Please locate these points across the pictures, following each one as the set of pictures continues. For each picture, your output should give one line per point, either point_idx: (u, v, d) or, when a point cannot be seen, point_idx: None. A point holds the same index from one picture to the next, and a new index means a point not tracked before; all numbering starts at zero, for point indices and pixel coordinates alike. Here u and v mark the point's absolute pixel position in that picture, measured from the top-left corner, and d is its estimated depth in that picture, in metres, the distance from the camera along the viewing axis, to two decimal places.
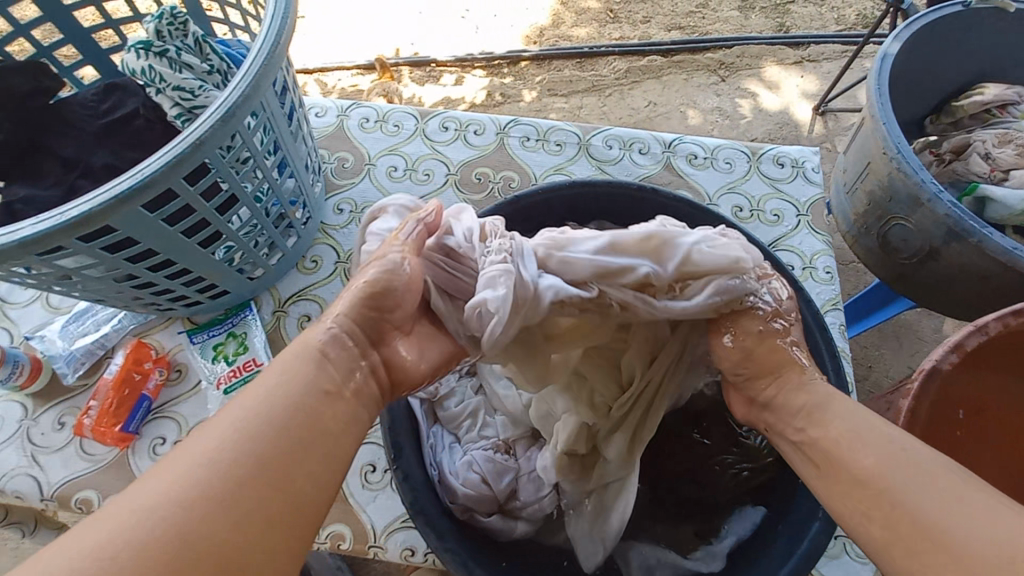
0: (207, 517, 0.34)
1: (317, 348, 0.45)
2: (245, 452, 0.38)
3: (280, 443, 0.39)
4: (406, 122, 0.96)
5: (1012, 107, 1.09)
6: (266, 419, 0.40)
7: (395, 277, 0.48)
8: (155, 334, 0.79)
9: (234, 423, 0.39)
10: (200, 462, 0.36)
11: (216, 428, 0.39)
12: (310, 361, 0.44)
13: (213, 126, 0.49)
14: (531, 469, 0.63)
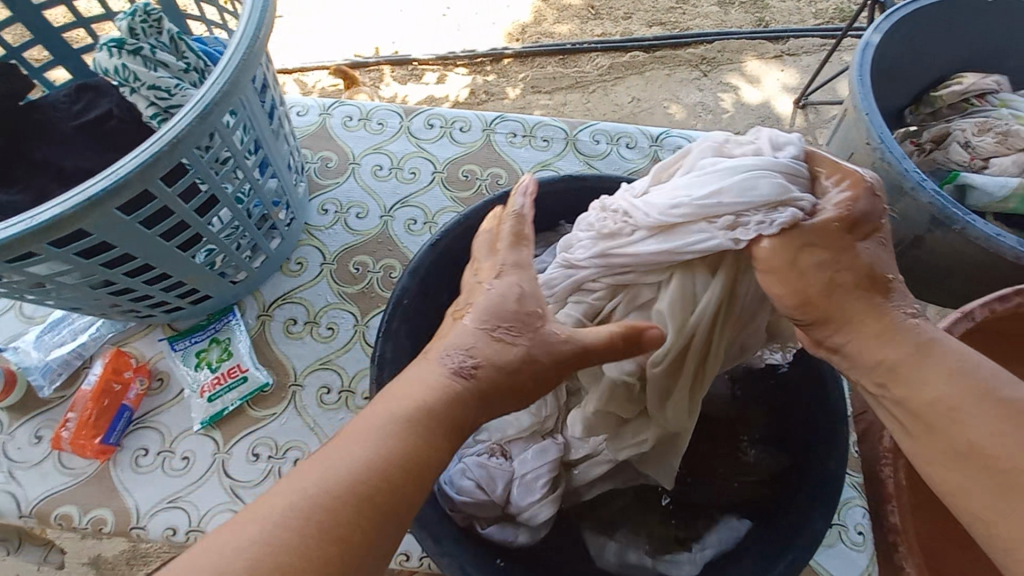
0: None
1: (425, 406, 0.41)
2: (339, 518, 0.34)
3: (375, 515, 0.36)
4: (390, 120, 0.94)
5: (990, 96, 1.11)
6: (376, 460, 0.37)
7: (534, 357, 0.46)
8: (135, 342, 0.76)
9: (330, 481, 0.36)
10: (290, 522, 0.33)
11: (333, 448, 0.38)
12: (420, 430, 0.40)
13: (190, 123, 0.47)
14: (524, 472, 0.60)
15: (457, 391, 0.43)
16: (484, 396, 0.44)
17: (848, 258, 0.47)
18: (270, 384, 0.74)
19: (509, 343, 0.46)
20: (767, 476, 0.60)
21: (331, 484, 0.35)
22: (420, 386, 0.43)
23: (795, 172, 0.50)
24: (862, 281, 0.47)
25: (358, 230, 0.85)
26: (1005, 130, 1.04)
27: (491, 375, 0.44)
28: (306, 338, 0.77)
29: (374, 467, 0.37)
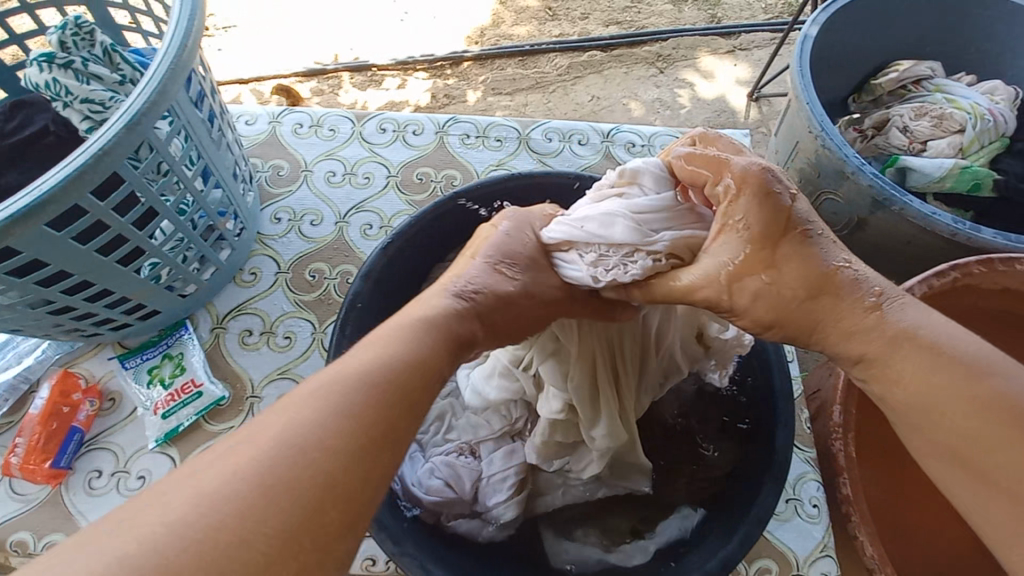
0: (335, 479, 0.32)
1: (435, 322, 0.43)
2: (369, 411, 0.35)
3: (400, 408, 0.37)
4: (342, 126, 0.94)
5: (925, 82, 1.16)
6: (353, 399, 0.35)
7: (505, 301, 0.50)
8: (84, 362, 0.74)
9: (355, 380, 0.36)
10: (322, 417, 0.34)
11: (296, 401, 0.34)
12: (433, 340, 0.42)
13: (118, 135, 0.47)
14: (489, 474, 0.61)
15: (463, 313, 0.46)
16: (486, 325, 0.48)
17: (779, 265, 0.43)
18: (227, 398, 0.72)
19: (487, 290, 0.48)
20: (722, 473, 0.61)
21: (357, 384, 0.36)
22: (425, 308, 0.45)
23: (659, 211, 0.51)
24: (799, 290, 0.43)
25: (312, 237, 0.84)
26: (940, 113, 1.09)
27: (490, 305, 0.48)
28: (263, 349, 0.76)
29: (393, 367, 0.38)
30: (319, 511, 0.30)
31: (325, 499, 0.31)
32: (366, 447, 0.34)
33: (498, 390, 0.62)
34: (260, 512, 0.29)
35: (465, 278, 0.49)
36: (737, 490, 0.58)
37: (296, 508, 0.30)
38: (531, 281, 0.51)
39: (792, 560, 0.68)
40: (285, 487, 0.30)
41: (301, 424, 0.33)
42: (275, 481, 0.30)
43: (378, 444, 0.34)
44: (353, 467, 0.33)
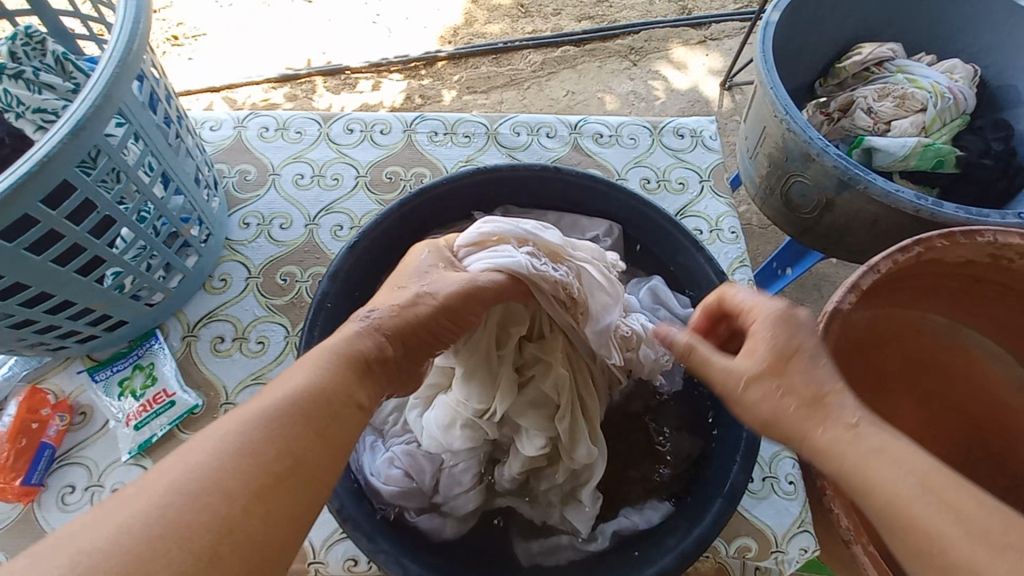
0: (234, 515, 0.32)
1: (336, 348, 0.44)
2: (268, 444, 0.36)
3: (303, 437, 0.38)
4: (308, 128, 0.93)
5: (888, 63, 1.17)
6: (253, 438, 0.36)
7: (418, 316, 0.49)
8: (53, 377, 0.73)
9: (251, 418, 0.37)
10: (216, 458, 0.34)
11: (192, 447, 0.35)
12: (337, 366, 0.43)
13: (62, 142, 0.46)
14: (452, 464, 0.60)
15: (368, 334, 0.47)
16: (396, 341, 0.48)
17: (789, 371, 0.42)
18: (200, 405, 0.72)
19: (396, 311, 0.49)
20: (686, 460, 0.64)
21: (252, 421, 0.37)
22: (329, 339, 0.46)
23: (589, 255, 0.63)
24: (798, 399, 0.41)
25: (282, 241, 0.83)
26: (902, 93, 1.10)
27: (396, 322, 0.48)
28: (235, 355, 0.75)
29: (292, 398, 0.39)
30: (221, 547, 0.31)
31: (228, 533, 0.32)
32: (269, 475, 0.35)
33: (463, 439, 0.59)
34: (157, 551, 0.30)
35: (370, 308, 0.49)
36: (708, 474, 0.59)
37: (197, 547, 0.30)
38: (435, 284, 0.52)
39: (770, 537, 0.69)
40: (180, 530, 0.31)
41: (196, 469, 0.33)
42: (171, 524, 0.31)
43: (280, 475, 0.35)
44: (256, 502, 0.34)
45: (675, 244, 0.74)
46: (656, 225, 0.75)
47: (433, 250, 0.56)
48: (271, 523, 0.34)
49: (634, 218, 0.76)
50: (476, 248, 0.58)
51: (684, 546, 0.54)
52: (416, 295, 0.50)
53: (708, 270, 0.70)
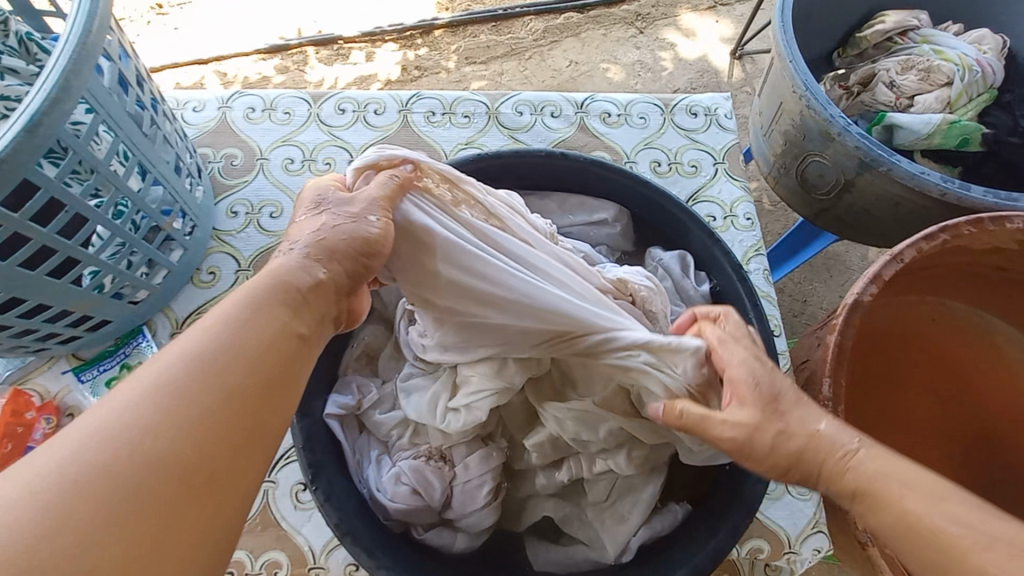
0: (177, 454, 0.31)
1: (266, 280, 0.40)
2: (204, 381, 0.34)
3: (244, 371, 0.36)
4: (297, 108, 0.87)
5: (912, 33, 1.10)
6: (187, 377, 0.34)
7: (349, 241, 0.44)
8: (37, 377, 0.70)
9: (179, 356, 0.34)
10: (139, 399, 0.32)
11: (125, 390, 0.32)
12: (272, 297, 0.39)
13: (16, 140, 0.42)
14: (465, 481, 0.58)
15: (301, 264, 0.42)
16: (329, 268, 0.43)
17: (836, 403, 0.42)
18: None
19: (307, 238, 0.44)
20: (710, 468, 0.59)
21: (181, 357, 0.34)
22: (257, 274, 0.41)
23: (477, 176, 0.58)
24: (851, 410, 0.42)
25: (273, 230, 0.79)
26: (927, 66, 1.03)
27: (325, 245, 0.44)
28: None
29: (222, 332, 0.36)
30: (158, 504, 0.30)
31: (159, 483, 0.30)
32: (210, 414, 0.33)
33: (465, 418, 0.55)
34: (88, 518, 0.28)
35: (290, 239, 0.44)
36: (723, 485, 0.57)
37: (130, 488, 0.29)
38: (343, 211, 0.46)
39: (784, 539, 0.67)
40: (110, 486, 0.29)
41: (114, 411, 0.31)
42: (100, 485, 0.29)
43: (218, 415, 0.33)
44: (194, 437, 0.32)
45: (686, 232, 0.70)
46: (670, 215, 0.70)
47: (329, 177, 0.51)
48: (217, 465, 0.33)
49: (649, 208, 0.72)
50: (359, 176, 0.49)
51: (700, 560, 0.52)
52: (326, 217, 0.45)
53: (724, 262, 0.66)
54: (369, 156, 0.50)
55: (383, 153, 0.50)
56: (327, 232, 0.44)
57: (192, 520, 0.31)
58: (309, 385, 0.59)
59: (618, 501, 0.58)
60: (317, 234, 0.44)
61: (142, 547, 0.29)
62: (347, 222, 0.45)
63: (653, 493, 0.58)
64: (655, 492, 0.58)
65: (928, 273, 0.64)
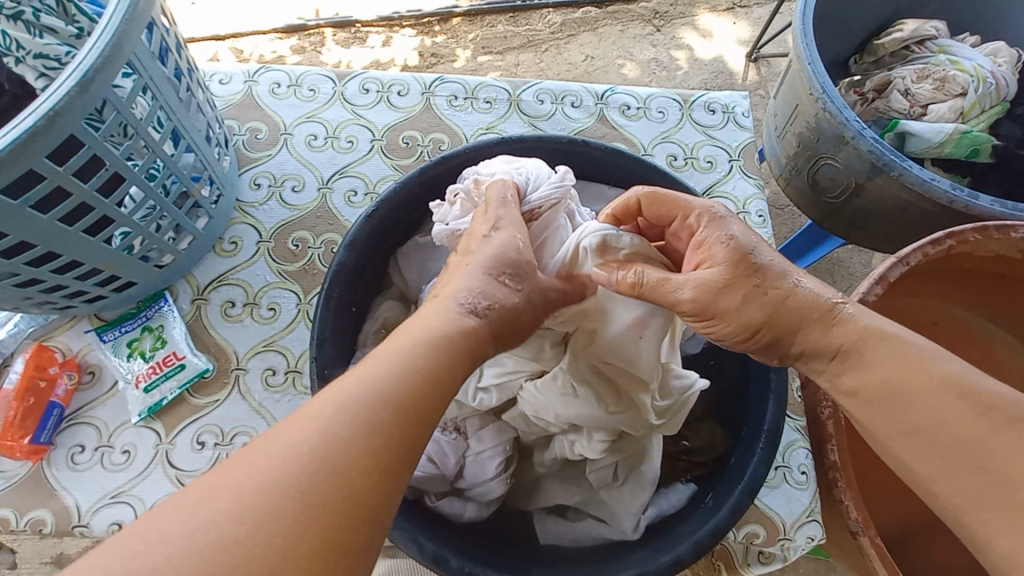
0: (367, 498, 0.32)
1: (450, 340, 0.41)
2: (397, 432, 0.35)
3: (428, 430, 0.37)
4: (322, 86, 0.89)
5: (929, 42, 1.11)
6: (387, 427, 0.34)
7: (512, 316, 0.47)
8: (60, 335, 0.71)
9: (384, 398, 0.35)
10: (353, 433, 0.33)
11: (331, 420, 0.33)
12: (450, 355, 0.41)
13: (69, 95, 0.45)
14: (479, 450, 0.61)
15: (478, 329, 0.44)
16: (497, 339, 0.46)
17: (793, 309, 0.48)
18: (211, 370, 0.71)
19: (487, 303, 0.46)
20: (716, 454, 0.62)
21: (383, 402, 0.35)
22: (433, 323, 0.42)
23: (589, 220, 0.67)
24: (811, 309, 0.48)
25: (295, 204, 0.81)
26: (942, 75, 1.04)
27: (502, 317, 0.46)
28: (245, 321, 0.74)
29: (418, 385, 0.37)
30: (347, 541, 0.31)
31: (355, 524, 0.31)
32: (398, 465, 0.34)
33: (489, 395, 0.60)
34: (287, 532, 0.29)
35: (462, 286, 0.46)
36: (725, 470, 0.59)
37: (329, 522, 0.30)
38: (534, 292, 0.50)
39: (780, 525, 0.69)
40: (307, 510, 0.30)
41: (335, 438, 0.33)
42: (306, 506, 0.30)
43: (403, 465, 0.34)
44: (381, 481, 0.33)
45: None
46: None
47: (512, 183, 0.58)
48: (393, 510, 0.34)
49: None
50: (538, 198, 0.60)
51: (701, 536, 0.54)
52: (508, 290, 0.47)
53: None
54: (557, 182, 0.61)
55: (564, 190, 0.61)
56: (500, 303, 0.46)
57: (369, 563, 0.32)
58: (329, 354, 0.61)
59: (621, 478, 0.62)
60: (496, 302, 0.46)
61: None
62: (515, 300, 0.48)
63: (655, 474, 0.62)
64: (656, 473, 0.62)
65: (931, 276, 0.66)
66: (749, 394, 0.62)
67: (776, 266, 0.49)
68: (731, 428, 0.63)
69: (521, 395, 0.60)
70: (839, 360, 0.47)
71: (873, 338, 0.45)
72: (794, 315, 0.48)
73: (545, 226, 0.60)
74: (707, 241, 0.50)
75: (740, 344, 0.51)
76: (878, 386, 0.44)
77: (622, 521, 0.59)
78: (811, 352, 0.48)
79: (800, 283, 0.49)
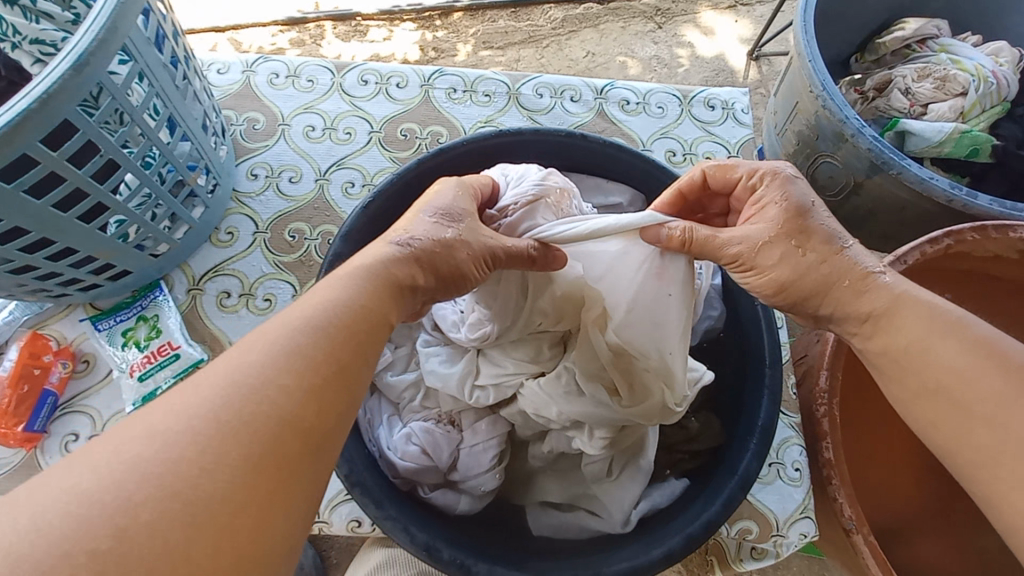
0: (288, 417, 0.33)
1: (376, 270, 0.43)
2: (317, 350, 0.36)
3: (352, 350, 0.38)
4: (321, 77, 0.88)
5: (931, 41, 1.10)
6: (305, 350, 0.36)
7: (445, 253, 0.47)
8: (55, 323, 0.71)
9: (300, 324, 0.37)
10: (269, 359, 0.34)
11: (251, 350, 0.35)
12: (371, 284, 0.42)
13: (62, 78, 0.45)
14: (473, 443, 0.61)
15: (404, 259, 0.45)
16: (429, 269, 0.47)
17: (831, 276, 0.47)
18: (206, 360, 0.71)
19: (417, 243, 0.47)
20: (706, 447, 0.63)
21: (301, 327, 0.37)
22: (363, 257, 0.44)
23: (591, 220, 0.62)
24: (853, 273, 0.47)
25: (292, 195, 0.80)
26: (943, 75, 1.04)
27: (433, 250, 0.47)
28: (241, 311, 0.74)
29: (340, 312, 0.39)
30: (279, 458, 0.32)
31: (287, 444, 0.32)
32: (323, 382, 0.35)
33: (484, 394, 0.60)
34: (219, 459, 0.30)
35: (395, 232, 0.48)
36: (718, 465, 0.59)
37: (253, 446, 0.31)
38: (473, 234, 0.50)
39: (772, 522, 0.69)
40: (231, 431, 0.31)
41: (255, 366, 0.34)
42: (234, 428, 0.31)
43: (328, 380, 0.36)
44: (306, 397, 0.34)
45: None
46: None
47: (488, 180, 0.58)
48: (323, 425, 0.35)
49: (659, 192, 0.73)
50: (514, 193, 0.58)
51: (693, 530, 0.54)
52: (441, 228, 0.48)
53: None
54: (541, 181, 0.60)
55: (544, 185, 0.59)
56: (430, 239, 0.47)
57: (302, 479, 0.33)
58: None
59: (618, 469, 0.61)
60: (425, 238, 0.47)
61: (272, 505, 0.31)
62: (447, 237, 0.48)
63: (649, 466, 0.62)
64: (650, 466, 0.62)
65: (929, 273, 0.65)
66: (745, 389, 0.62)
67: (826, 228, 0.48)
68: (726, 422, 0.63)
69: (521, 393, 0.60)
70: (870, 323, 0.47)
71: (903, 306, 0.45)
72: (827, 276, 0.47)
73: (523, 220, 0.57)
74: (766, 198, 0.50)
75: (766, 299, 0.51)
76: (903, 355, 0.45)
77: (613, 515, 0.59)
78: (842, 316, 0.48)
79: (849, 246, 0.48)
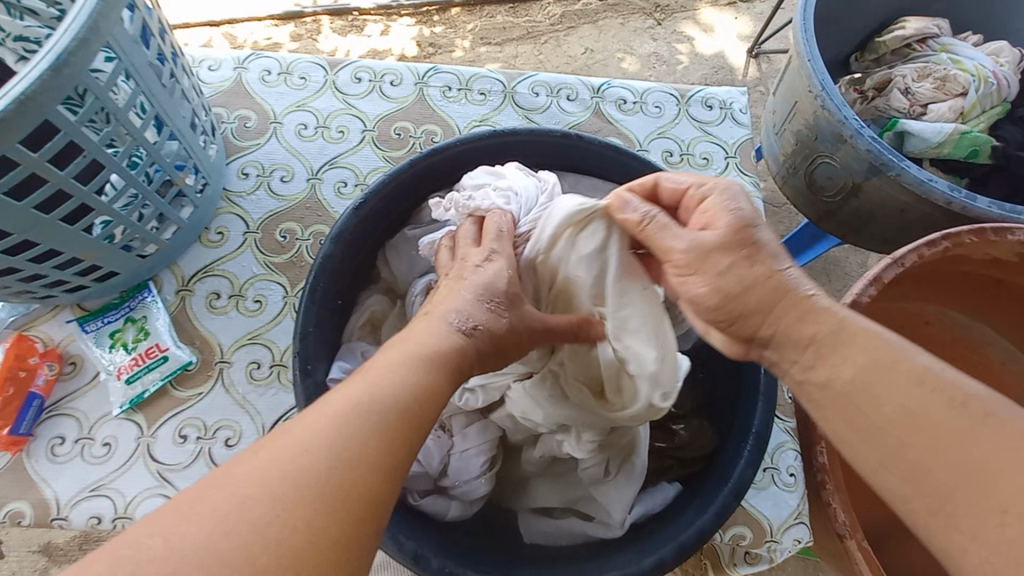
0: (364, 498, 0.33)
1: (446, 358, 0.43)
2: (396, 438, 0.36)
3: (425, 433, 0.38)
4: (313, 74, 0.87)
5: (931, 41, 1.09)
6: (387, 436, 0.36)
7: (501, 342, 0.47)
8: (42, 324, 0.70)
9: (382, 411, 0.36)
10: (356, 450, 0.34)
11: (333, 435, 0.34)
12: (442, 370, 0.42)
13: (42, 78, 0.44)
14: (464, 449, 0.60)
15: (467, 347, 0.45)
16: (484, 357, 0.46)
17: None
18: (194, 362, 0.70)
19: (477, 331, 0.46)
20: (698, 454, 0.62)
21: (383, 416, 0.36)
22: (426, 339, 0.43)
23: None
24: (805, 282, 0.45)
25: (283, 195, 0.79)
26: (943, 75, 1.03)
27: (490, 339, 0.47)
28: (231, 313, 0.73)
29: (417, 398, 0.39)
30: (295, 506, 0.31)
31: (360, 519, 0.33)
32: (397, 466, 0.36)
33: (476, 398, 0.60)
34: None
35: (453, 310, 0.47)
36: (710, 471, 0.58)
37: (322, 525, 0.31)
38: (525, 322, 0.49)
39: (766, 527, 0.69)
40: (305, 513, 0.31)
41: (340, 458, 0.33)
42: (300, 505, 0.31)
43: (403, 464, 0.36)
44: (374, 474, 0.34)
45: None
46: None
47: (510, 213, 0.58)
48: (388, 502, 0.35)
49: None
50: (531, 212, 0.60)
51: (686, 539, 0.53)
52: (496, 314, 0.48)
53: None
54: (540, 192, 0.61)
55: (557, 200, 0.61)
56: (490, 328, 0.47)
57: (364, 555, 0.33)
58: (313, 347, 0.60)
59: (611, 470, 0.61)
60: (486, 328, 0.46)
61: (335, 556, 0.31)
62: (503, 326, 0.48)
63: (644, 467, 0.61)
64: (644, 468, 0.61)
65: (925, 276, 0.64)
66: (738, 393, 0.61)
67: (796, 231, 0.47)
68: (719, 428, 0.62)
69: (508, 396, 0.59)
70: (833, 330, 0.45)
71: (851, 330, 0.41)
72: None
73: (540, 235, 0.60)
74: (711, 212, 0.48)
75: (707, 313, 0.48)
76: (849, 388, 0.40)
77: (613, 516, 0.58)
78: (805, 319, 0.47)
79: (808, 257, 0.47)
